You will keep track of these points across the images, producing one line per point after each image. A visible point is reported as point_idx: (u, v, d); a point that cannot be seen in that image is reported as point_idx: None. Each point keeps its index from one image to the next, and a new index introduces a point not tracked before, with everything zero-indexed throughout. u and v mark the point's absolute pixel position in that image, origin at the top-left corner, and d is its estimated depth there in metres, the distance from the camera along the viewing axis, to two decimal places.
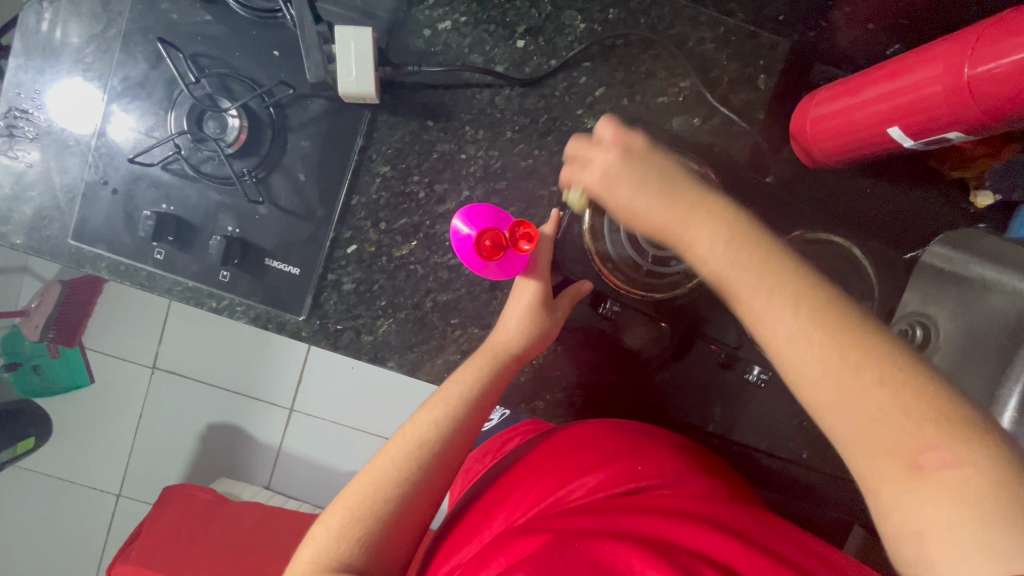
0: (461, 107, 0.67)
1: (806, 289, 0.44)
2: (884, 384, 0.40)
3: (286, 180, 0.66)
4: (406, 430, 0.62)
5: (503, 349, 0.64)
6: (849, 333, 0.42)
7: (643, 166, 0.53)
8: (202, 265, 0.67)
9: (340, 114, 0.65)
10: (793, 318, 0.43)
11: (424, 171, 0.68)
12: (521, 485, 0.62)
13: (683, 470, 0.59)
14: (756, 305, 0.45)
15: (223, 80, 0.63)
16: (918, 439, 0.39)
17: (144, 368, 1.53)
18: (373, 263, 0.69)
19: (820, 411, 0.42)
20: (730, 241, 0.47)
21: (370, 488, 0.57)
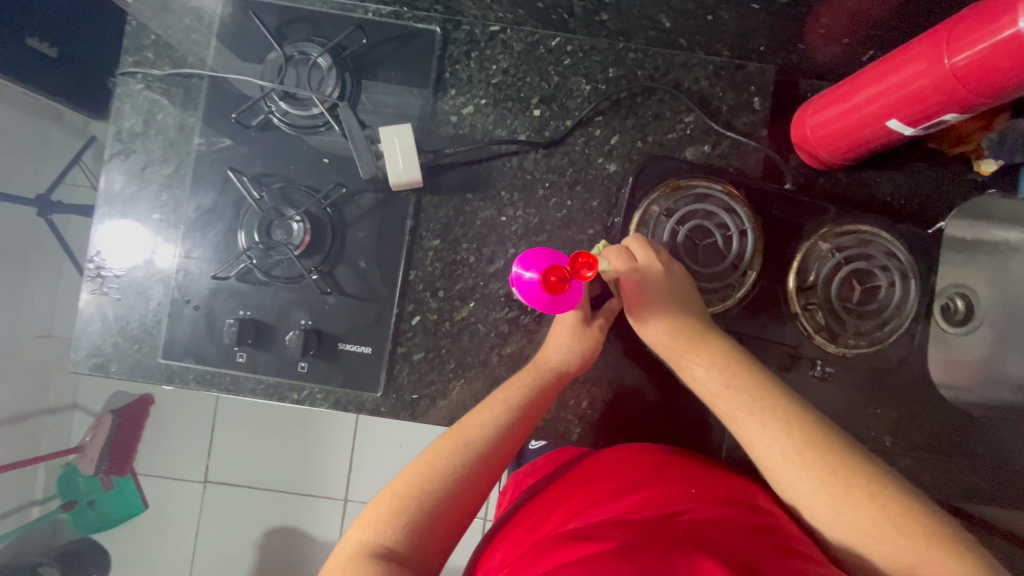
0: (496, 176, 0.74)
1: (800, 422, 0.57)
2: (875, 505, 0.52)
3: (349, 270, 0.72)
4: (455, 429, 0.61)
5: (549, 366, 0.65)
6: (835, 459, 0.54)
7: (657, 277, 0.64)
8: (284, 361, 0.72)
9: (390, 202, 0.72)
10: (786, 443, 0.56)
11: (472, 238, 0.74)
12: (560, 508, 0.58)
13: (731, 495, 0.56)
14: (751, 428, 0.58)
15: (284, 192, 0.71)
16: (867, 508, 0.52)
17: (199, 483, 1.53)
18: (437, 329, 0.73)
19: (863, 548, 0.51)
20: (725, 369, 0.61)
21: (416, 484, 0.56)
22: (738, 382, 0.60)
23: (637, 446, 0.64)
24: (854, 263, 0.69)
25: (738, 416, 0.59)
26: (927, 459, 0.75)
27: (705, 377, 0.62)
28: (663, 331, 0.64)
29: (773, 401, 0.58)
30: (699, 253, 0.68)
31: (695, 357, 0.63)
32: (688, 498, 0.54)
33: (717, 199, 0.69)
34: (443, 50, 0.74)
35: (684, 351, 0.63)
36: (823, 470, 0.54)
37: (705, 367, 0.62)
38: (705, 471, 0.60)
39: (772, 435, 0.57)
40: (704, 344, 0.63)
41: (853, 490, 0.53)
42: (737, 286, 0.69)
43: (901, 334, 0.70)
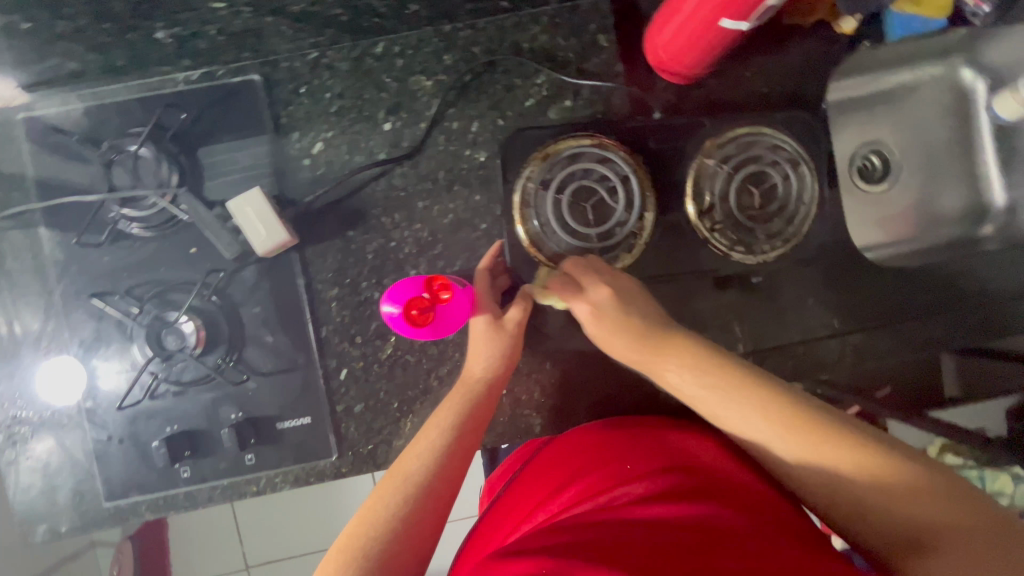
0: (370, 205, 0.71)
1: (740, 377, 0.55)
2: (834, 446, 0.49)
3: (259, 349, 0.69)
4: (395, 467, 0.60)
5: (476, 379, 0.65)
6: (782, 407, 0.52)
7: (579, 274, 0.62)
8: (229, 460, 0.69)
9: (273, 268, 0.69)
10: (734, 403, 0.54)
11: (369, 274, 0.71)
12: (521, 508, 0.62)
13: (669, 457, 0.60)
14: (693, 392, 0.57)
15: (161, 297, 0.67)
16: (822, 445, 0.49)
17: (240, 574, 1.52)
18: (369, 374, 0.71)
19: (810, 467, 0.49)
20: (662, 347, 0.58)
21: (361, 532, 0.54)
22: (708, 378, 0.56)
23: (584, 431, 0.68)
24: (744, 170, 0.67)
25: (718, 413, 0.55)
26: (877, 327, 0.76)
27: (680, 382, 0.57)
28: (624, 347, 0.60)
29: (716, 365, 0.56)
30: (591, 214, 0.66)
31: (664, 361, 0.58)
32: (631, 472, 0.58)
33: (590, 154, 0.66)
34: (269, 94, 0.69)
35: (655, 360, 0.58)
36: (826, 452, 0.49)
37: (676, 369, 0.58)
38: (642, 440, 0.64)
39: (753, 423, 0.53)
40: (669, 347, 0.58)
41: (785, 421, 0.51)
42: (639, 232, 0.67)
43: (811, 222, 0.69)
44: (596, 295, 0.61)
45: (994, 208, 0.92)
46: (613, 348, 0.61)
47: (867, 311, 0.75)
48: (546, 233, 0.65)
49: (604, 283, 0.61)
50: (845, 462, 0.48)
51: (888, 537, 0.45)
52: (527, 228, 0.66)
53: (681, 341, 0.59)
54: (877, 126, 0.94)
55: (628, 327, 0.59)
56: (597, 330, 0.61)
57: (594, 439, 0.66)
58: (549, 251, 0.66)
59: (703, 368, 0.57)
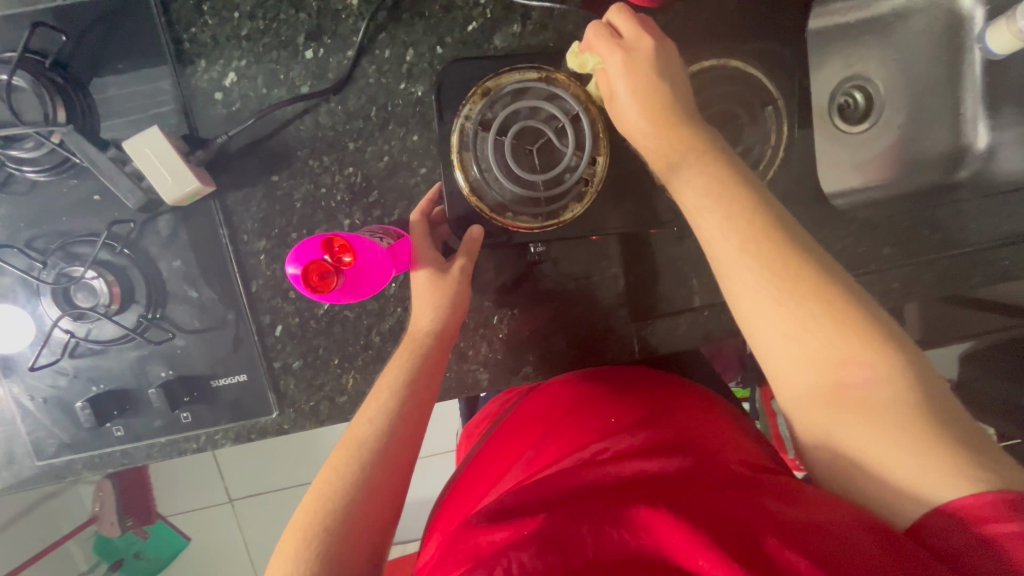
0: (294, 145, 0.63)
1: (748, 211, 0.48)
2: (830, 321, 0.45)
3: (183, 305, 0.64)
4: (346, 438, 0.59)
5: (423, 333, 0.60)
6: (791, 266, 0.46)
7: (647, 48, 0.53)
8: (164, 418, 0.67)
9: (190, 217, 0.63)
10: (717, 215, 0.49)
11: (300, 223, 0.65)
12: (495, 463, 0.64)
13: (641, 414, 0.61)
14: (668, 167, 0.52)
15: (65, 250, 0.61)
16: (808, 305, 0.45)
17: (221, 506, 1.45)
18: (306, 331, 0.68)
19: (780, 328, 0.46)
20: (648, 115, 0.53)
21: (320, 508, 0.53)
22: (736, 230, 0.48)
23: (557, 388, 0.68)
24: (707, 112, 0.62)
25: (699, 219, 0.50)
26: None
27: (687, 204, 0.51)
28: (641, 126, 0.53)
29: (737, 194, 0.49)
30: (537, 159, 0.59)
31: (619, 75, 0.53)
32: (606, 428, 0.59)
33: (536, 90, 0.59)
34: (165, 13, 0.59)
35: (664, 145, 0.52)
36: (822, 331, 0.45)
37: (693, 189, 0.50)
38: (619, 390, 0.66)
39: (726, 242, 0.48)
40: (679, 138, 0.52)
41: (786, 274, 0.46)
42: (590, 178, 0.61)
43: (777, 167, 0.64)
44: (610, 60, 0.53)
45: (974, 150, 0.87)
46: (624, 121, 0.54)
47: (829, 263, 0.73)
48: (487, 180, 0.59)
49: (619, 49, 0.53)
50: (859, 363, 0.44)
51: (803, 390, 0.45)
52: (467, 172, 0.59)
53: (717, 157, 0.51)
54: (862, 59, 0.87)
55: (648, 95, 0.53)
56: (626, 95, 0.53)
57: (564, 395, 0.67)
58: (491, 201, 0.60)
59: (727, 228, 0.48)
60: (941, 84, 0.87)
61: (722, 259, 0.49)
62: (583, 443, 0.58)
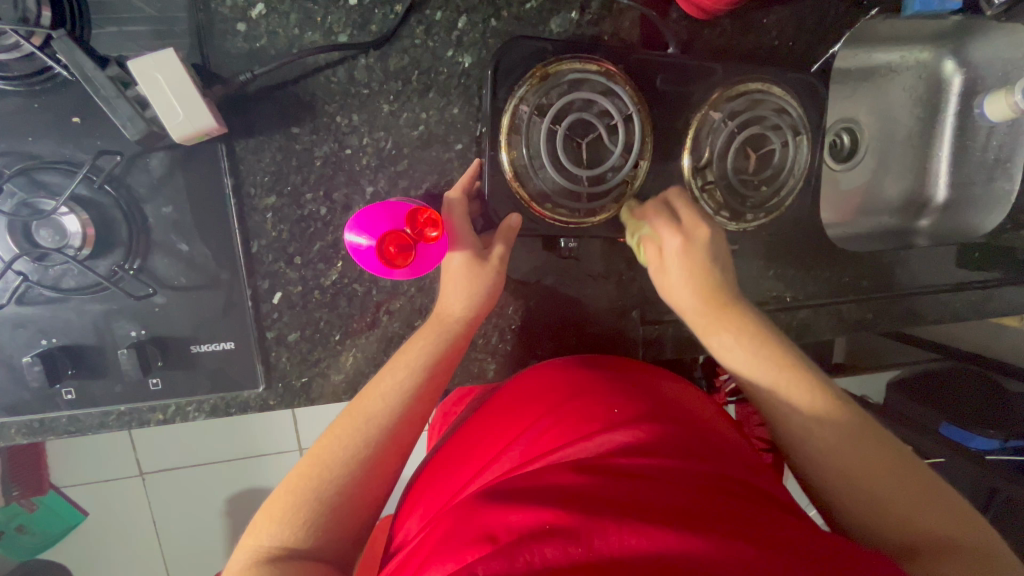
0: (322, 98, 0.58)
1: (793, 368, 0.56)
2: (859, 436, 0.52)
3: (168, 258, 0.57)
4: (353, 405, 0.55)
5: (449, 317, 0.59)
6: (813, 394, 0.55)
7: (682, 211, 0.60)
8: (129, 382, 0.59)
9: (191, 160, 0.55)
10: (775, 381, 0.56)
11: (316, 184, 0.59)
12: (480, 448, 0.56)
13: (651, 406, 0.54)
14: (708, 330, 0.59)
15: (31, 177, 0.52)
16: (828, 424, 0.53)
17: (132, 480, 1.26)
18: (307, 302, 0.62)
19: (805, 434, 0.53)
20: (692, 271, 0.59)
21: (315, 475, 0.50)
22: (762, 348, 0.57)
23: (552, 373, 0.61)
24: (746, 130, 0.63)
25: (749, 372, 0.57)
26: (822, 304, 0.79)
27: (731, 345, 0.58)
28: (688, 300, 0.60)
29: (777, 352, 0.57)
30: (584, 153, 0.59)
31: (721, 322, 0.59)
32: (606, 416, 0.52)
33: (594, 83, 0.57)
34: None
35: (710, 320, 0.59)
36: (845, 439, 0.52)
37: (734, 334, 0.58)
38: (619, 378, 0.60)
39: (764, 377, 0.56)
40: (731, 313, 0.59)
41: (804, 391, 0.55)
42: (631, 180, 0.61)
43: (795, 196, 0.68)
44: (668, 238, 0.59)
45: (934, 202, 0.97)
46: (676, 291, 0.60)
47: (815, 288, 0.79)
48: (533, 167, 0.58)
49: (677, 231, 0.59)
50: (875, 467, 0.51)
51: (845, 502, 0.51)
52: (512, 154, 0.58)
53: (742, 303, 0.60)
54: (855, 103, 0.94)
55: (699, 279, 0.59)
56: (679, 267, 0.59)
57: (562, 381, 0.59)
58: (533, 189, 0.59)
59: (756, 355, 0.57)
60: (915, 137, 0.96)
61: (760, 390, 0.56)
62: (588, 430, 0.50)
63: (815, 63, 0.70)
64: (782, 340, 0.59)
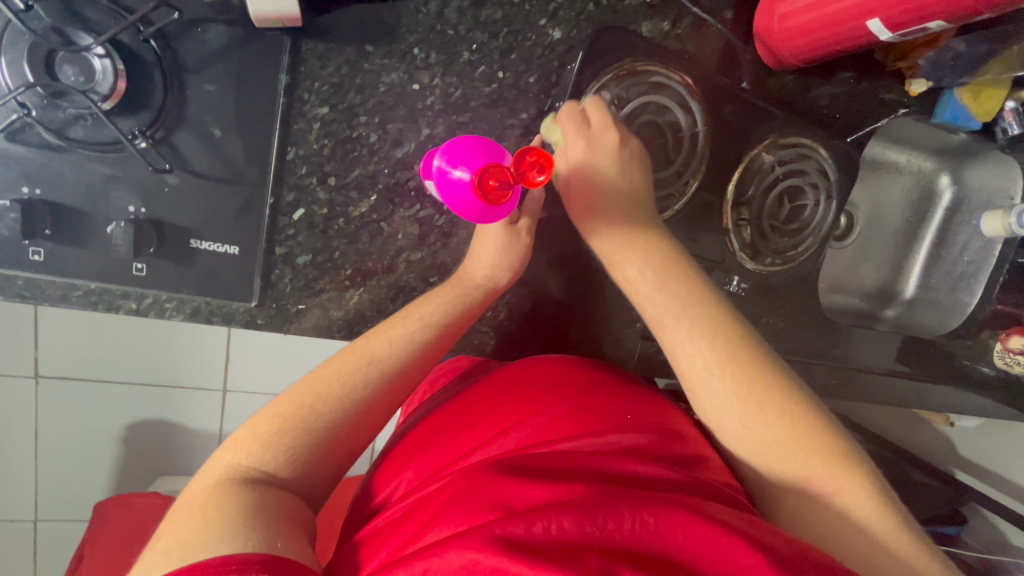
0: (406, 25, 0.55)
1: (710, 320, 0.54)
2: (767, 403, 0.51)
3: (196, 139, 0.52)
4: (357, 345, 0.52)
5: (473, 282, 0.57)
6: (726, 354, 0.52)
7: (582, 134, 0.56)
8: (109, 260, 0.52)
9: (252, 43, 0.51)
10: (689, 332, 0.54)
11: (374, 109, 0.56)
12: (483, 421, 0.57)
13: (657, 419, 0.56)
14: (622, 260, 0.57)
15: (69, 5, 0.46)
16: (738, 387, 0.51)
17: (28, 381, 1.11)
18: (328, 227, 0.59)
19: (711, 388, 0.52)
20: (592, 199, 0.57)
21: (306, 405, 0.47)
22: (672, 289, 0.55)
23: (563, 363, 0.62)
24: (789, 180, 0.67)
25: (667, 322, 0.55)
26: (799, 361, 0.84)
27: (638, 281, 0.56)
28: (598, 227, 0.58)
29: (694, 298, 0.55)
30: (645, 155, 0.60)
31: (629, 254, 0.56)
32: (619, 420, 0.54)
33: (673, 92, 0.60)
34: None
35: (620, 249, 0.57)
36: (752, 404, 0.51)
37: (647, 270, 0.56)
38: (627, 384, 0.62)
39: (681, 330, 0.54)
40: (644, 242, 0.57)
41: (714, 344, 0.53)
42: (677, 195, 0.63)
43: (812, 256, 0.72)
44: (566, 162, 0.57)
45: (901, 296, 1.05)
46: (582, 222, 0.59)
47: (797, 345, 0.84)
48: None
49: (579, 146, 0.56)
50: (779, 433, 0.50)
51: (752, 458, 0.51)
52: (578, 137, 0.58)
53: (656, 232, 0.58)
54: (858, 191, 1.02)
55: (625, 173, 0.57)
56: (578, 200, 0.58)
57: (573, 376, 0.60)
58: None
59: (671, 305, 0.55)
60: (899, 234, 1.05)
61: (675, 341, 0.55)
62: (599, 429, 0.52)
63: (849, 134, 0.75)
64: (708, 291, 0.56)
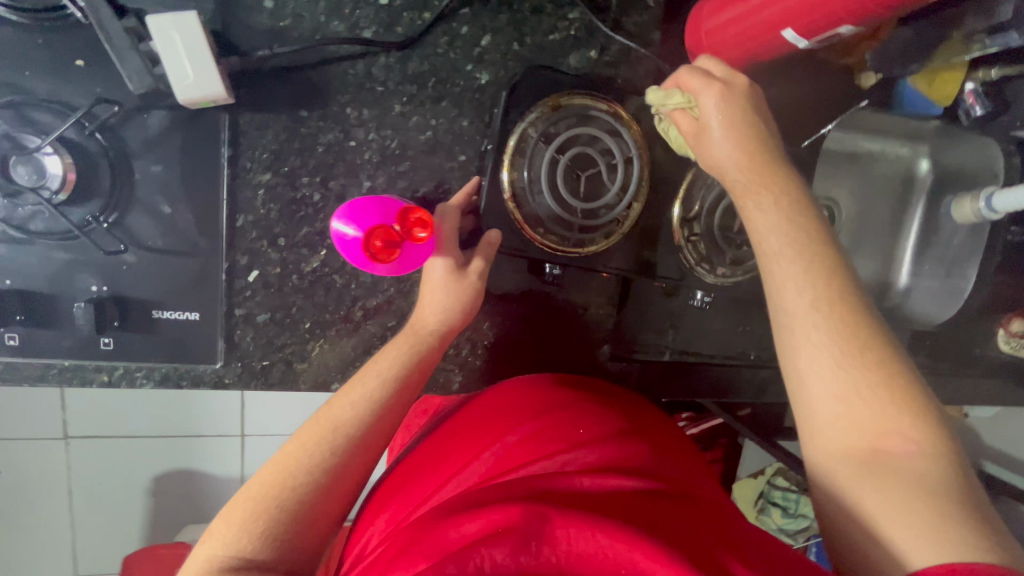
0: (336, 87, 0.58)
1: (835, 277, 0.49)
2: (888, 378, 0.46)
3: (148, 218, 0.55)
4: (323, 414, 0.55)
5: (426, 330, 0.59)
6: (852, 314, 0.48)
7: (740, 105, 0.53)
8: (77, 338, 0.56)
9: (192, 122, 0.54)
10: (810, 286, 0.49)
11: (315, 170, 0.59)
12: (447, 461, 0.58)
13: (615, 429, 0.57)
14: (739, 184, 0.53)
15: (19, 111, 0.50)
16: (857, 350, 0.47)
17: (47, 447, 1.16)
18: (283, 285, 0.61)
19: (814, 340, 0.48)
20: (725, 115, 0.53)
21: (276, 481, 0.50)
22: (796, 232, 0.50)
23: (526, 385, 0.63)
24: None
25: (774, 259, 0.50)
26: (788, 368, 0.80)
27: (765, 205, 0.51)
28: (731, 149, 0.53)
29: (827, 255, 0.50)
30: (583, 185, 0.60)
31: (759, 192, 0.52)
32: (574, 439, 0.55)
33: (602, 121, 0.60)
34: None
35: (751, 177, 0.52)
36: (866, 370, 0.46)
37: (774, 199, 0.51)
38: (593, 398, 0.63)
39: (792, 277, 0.49)
40: (776, 181, 0.52)
41: (838, 301, 0.48)
42: (622, 221, 0.63)
43: None
44: (704, 94, 0.53)
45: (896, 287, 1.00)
46: (710, 149, 0.54)
47: None
48: (530, 190, 0.59)
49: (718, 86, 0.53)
50: (905, 440, 0.44)
51: (845, 430, 0.46)
52: (513, 174, 0.59)
53: (826, 242, 0.50)
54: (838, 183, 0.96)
55: (749, 145, 0.53)
56: (717, 122, 0.53)
57: (534, 398, 0.61)
58: (528, 212, 0.60)
59: (796, 254, 0.49)
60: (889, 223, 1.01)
61: (780, 287, 0.50)
62: (552, 450, 0.53)
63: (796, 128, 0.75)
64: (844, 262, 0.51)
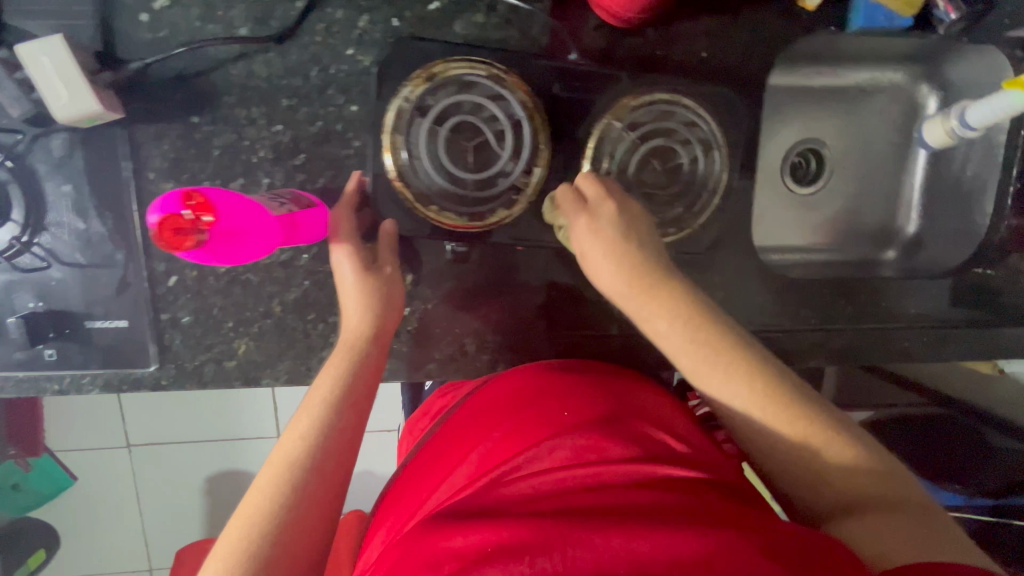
0: (222, 90, 0.59)
1: (719, 332, 0.55)
2: (778, 396, 0.53)
3: (66, 235, 0.59)
4: (276, 456, 0.52)
5: (358, 334, 0.58)
6: (733, 356, 0.54)
7: (611, 231, 0.56)
8: (24, 351, 0.61)
9: (91, 140, 0.58)
10: (693, 349, 0.54)
11: (214, 173, 0.60)
12: (440, 462, 0.58)
13: (602, 417, 0.54)
14: (627, 302, 0.56)
15: None
16: (745, 383, 0.54)
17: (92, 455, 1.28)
18: (202, 287, 0.63)
19: (713, 387, 0.55)
20: (608, 252, 0.56)
21: (248, 536, 0.46)
22: (686, 299, 0.55)
23: (515, 378, 0.61)
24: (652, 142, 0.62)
25: (660, 335, 0.56)
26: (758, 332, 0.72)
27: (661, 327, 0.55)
28: (610, 277, 0.56)
29: (706, 314, 0.55)
30: (471, 157, 0.58)
31: (635, 272, 0.55)
32: (560, 426, 0.53)
33: (483, 87, 0.57)
34: None
35: (643, 304, 0.55)
36: (764, 403, 0.53)
37: (670, 322, 0.55)
38: (587, 383, 0.60)
39: (680, 353, 0.55)
40: (658, 293, 0.55)
41: (721, 355, 0.54)
42: (523, 187, 0.60)
43: (709, 214, 0.66)
44: (576, 224, 0.56)
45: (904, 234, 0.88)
46: (594, 266, 0.57)
47: (755, 314, 0.73)
48: (415, 168, 0.57)
49: (584, 212, 0.56)
50: (826, 445, 0.52)
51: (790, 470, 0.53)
52: (394, 153, 0.57)
53: (701, 300, 0.56)
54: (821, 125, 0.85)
55: (622, 264, 0.56)
56: (595, 248, 0.56)
57: (522, 395, 0.59)
58: (417, 190, 0.58)
59: (684, 326, 0.55)
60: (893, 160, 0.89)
61: (680, 364, 0.56)
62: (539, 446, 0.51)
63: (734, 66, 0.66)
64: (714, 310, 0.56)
